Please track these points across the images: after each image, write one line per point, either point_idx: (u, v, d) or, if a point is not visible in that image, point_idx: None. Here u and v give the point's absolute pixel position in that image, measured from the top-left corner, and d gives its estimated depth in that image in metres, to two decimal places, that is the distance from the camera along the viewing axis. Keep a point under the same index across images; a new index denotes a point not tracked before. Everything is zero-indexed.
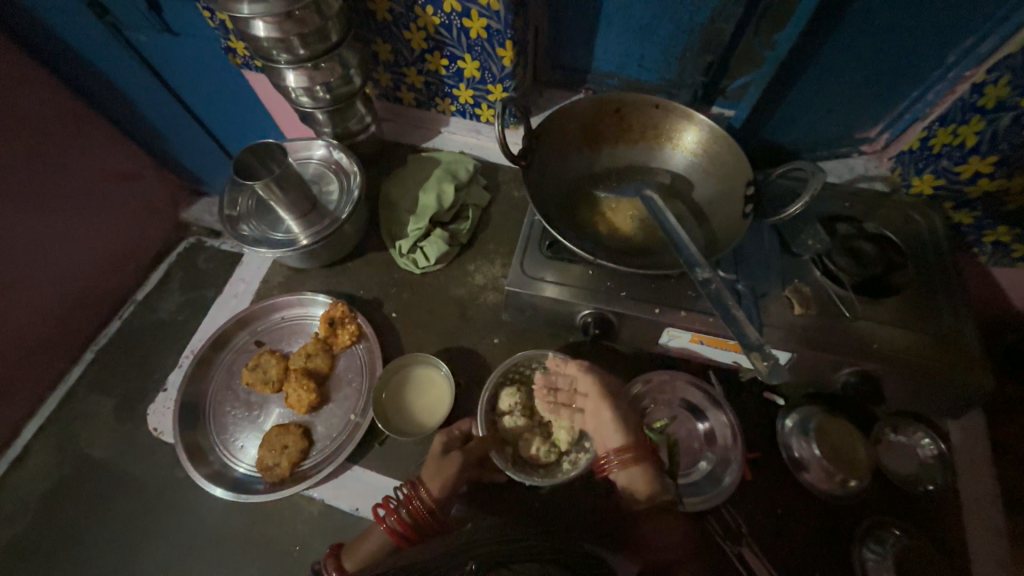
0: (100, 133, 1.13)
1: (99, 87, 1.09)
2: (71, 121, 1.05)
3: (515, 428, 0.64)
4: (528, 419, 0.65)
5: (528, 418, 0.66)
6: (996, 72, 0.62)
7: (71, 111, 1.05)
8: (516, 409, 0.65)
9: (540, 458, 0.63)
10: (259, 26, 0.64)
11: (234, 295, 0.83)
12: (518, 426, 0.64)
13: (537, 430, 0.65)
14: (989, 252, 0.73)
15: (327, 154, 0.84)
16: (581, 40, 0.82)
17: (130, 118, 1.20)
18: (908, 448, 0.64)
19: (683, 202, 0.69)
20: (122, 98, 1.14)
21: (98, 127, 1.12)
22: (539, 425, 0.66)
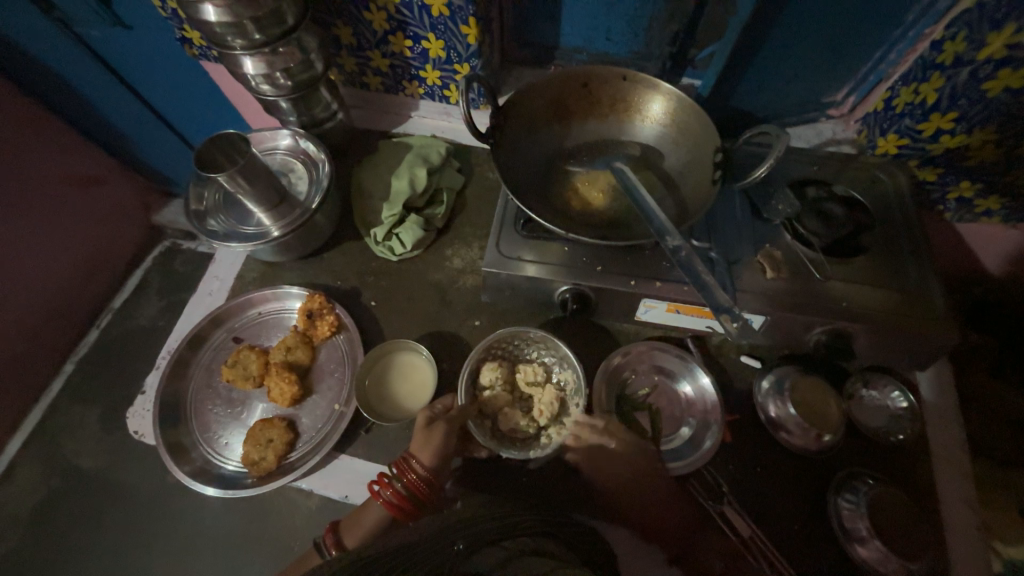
0: (60, 136, 1.08)
1: (51, 88, 1.04)
2: (26, 124, 1.00)
3: (495, 401, 0.65)
4: (508, 393, 0.66)
5: (508, 392, 0.66)
6: (953, 29, 0.63)
7: (25, 113, 1.00)
8: (497, 383, 0.66)
9: (520, 431, 0.64)
10: (208, 10, 0.62)
11: (208, 293, 0.81)
12: (498, 400, 0.65)
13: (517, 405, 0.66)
14: (952, 209, 0.75)
15: (294, 144, 0.82)
16: (547, 14, 0.81)
17: (87, 119, 1.15)
18: (878, 402, 0.66)
19: (655, 174, 0.69)
20: (77, 98, 1.09)
21: (56, 129, 1.08)
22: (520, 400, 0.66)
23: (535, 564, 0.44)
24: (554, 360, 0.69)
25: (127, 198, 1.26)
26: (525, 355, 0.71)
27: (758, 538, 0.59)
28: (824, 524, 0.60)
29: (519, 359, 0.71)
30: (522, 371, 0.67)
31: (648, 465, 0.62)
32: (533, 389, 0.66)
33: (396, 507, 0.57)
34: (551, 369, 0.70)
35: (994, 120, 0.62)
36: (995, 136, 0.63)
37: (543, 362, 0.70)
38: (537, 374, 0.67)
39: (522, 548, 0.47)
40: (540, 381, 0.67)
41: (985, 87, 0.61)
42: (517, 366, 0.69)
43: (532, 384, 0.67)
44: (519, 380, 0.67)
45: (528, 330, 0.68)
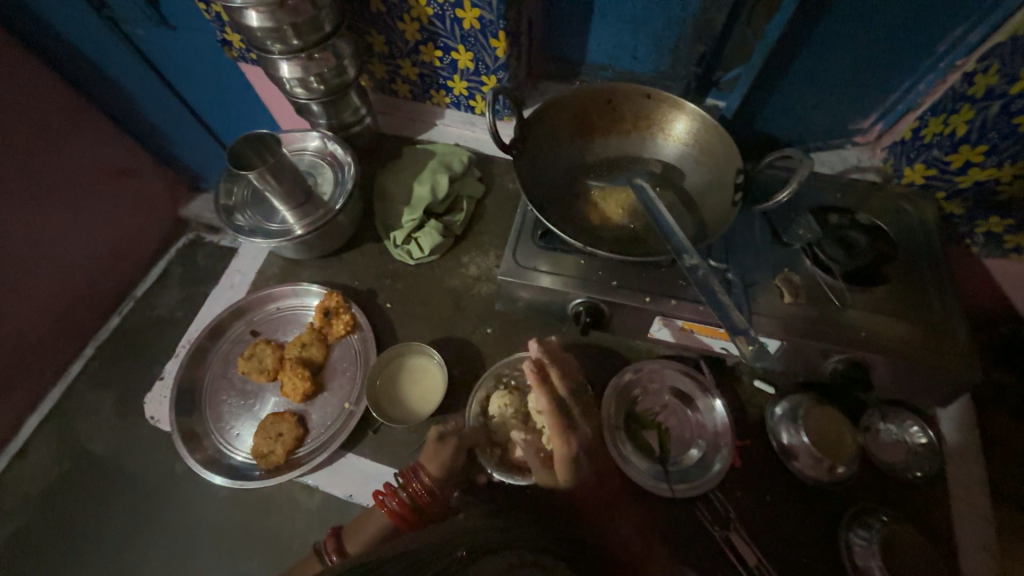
0: (100, 128, 1.14)
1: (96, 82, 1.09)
2: (69, 115, 1.05)
3: (504, 430, 0.66)
4: (518, 422, 0.66)
5: (518, 421, 0.66)
6: (986, 61, 0.63)
7: (68, 105, 1.05)
8: (506, 411, 0.66)
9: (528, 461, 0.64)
10: (252, 15, 0.64)
11: (230, 285, 0.84)
12: (507, 428, 0.65)
13: (529, 434, 0.65)
14: (981, 243, 0.74)
15: (322, 146, 0.85)
16: (575, 31, 0.82)
17: (127, 113, 1.20)
18: (896, 437, 0.64)
19: (674, 192, 0.69)
20: (120, 92, 1.14)
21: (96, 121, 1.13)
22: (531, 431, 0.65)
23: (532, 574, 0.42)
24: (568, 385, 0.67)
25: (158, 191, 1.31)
26: None
27: (765, 571, 0.58)
28: (835, 559, 0.59)
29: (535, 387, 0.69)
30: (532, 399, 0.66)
31: (654, 486, 0.61)
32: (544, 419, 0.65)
33: (397, 517, 0.58)
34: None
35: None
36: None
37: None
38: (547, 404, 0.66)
39: (518, 559, 0.45)
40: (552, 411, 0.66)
41: (1016, 121, 0.60)
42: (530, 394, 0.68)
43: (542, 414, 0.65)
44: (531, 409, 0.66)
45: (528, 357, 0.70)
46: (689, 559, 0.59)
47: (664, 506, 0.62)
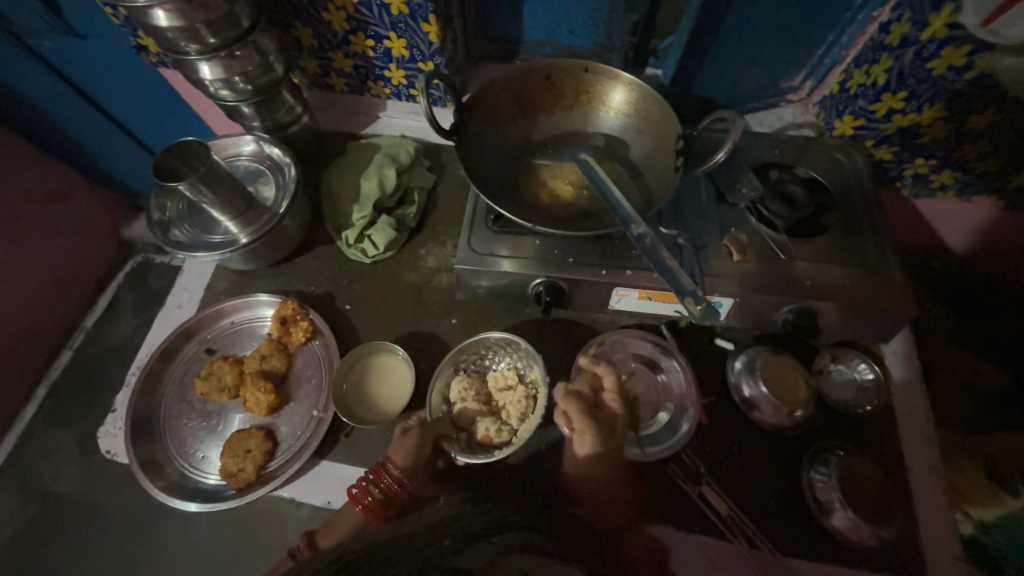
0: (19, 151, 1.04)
1: None
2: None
3: (467, 413, 0.65)
4: (480, 404, 0.66)
5: (481, 403, 0.66)
6: (899, 10, 0.65)
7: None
8: (467, 395, 0.66)
9: (493, 438, 0.63)
10: (159, 15, 0.60)
11: (178, 305, 0.80)
12: (469, 411, 0.65)
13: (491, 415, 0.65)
14: (910, 185, 0.78)
15: (258, 149, 0.81)
16: (508, 9, 0.80)
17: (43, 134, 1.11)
18: (846, 375, 0.68)
19: (620, 163, 0.69)
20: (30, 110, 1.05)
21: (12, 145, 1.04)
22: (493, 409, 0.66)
23: (520, 563, 0.46)
24: (520, 361, 0.69)
25: (92, 214, 1.23)
26: (495, 366, 0.71)
27: (737, 518, 0.61)
28: (800, 497, 0.62)
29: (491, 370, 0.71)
30: (491, 379, 0.68)
31: (628, 451, 0.63)
32: (505, 395, 0.67)
33: (372, 512, 0.57)
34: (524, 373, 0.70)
35: (941, 97, 0.65)
36: (943, 113, 0.66)
37: (512, 366, 0.70)
38: (507, 379, 0.68)
39: (506, 545, 0.49)
40: (511, 385, 0.68)
41: (931, 66, 0.63)
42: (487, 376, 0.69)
43: (503, 390, 0.67)
44: (491, 389, 0.68)
45: (487, 337, 0.69)
46: (668, 516, 0.62)
47: (638, 470, 0.64)
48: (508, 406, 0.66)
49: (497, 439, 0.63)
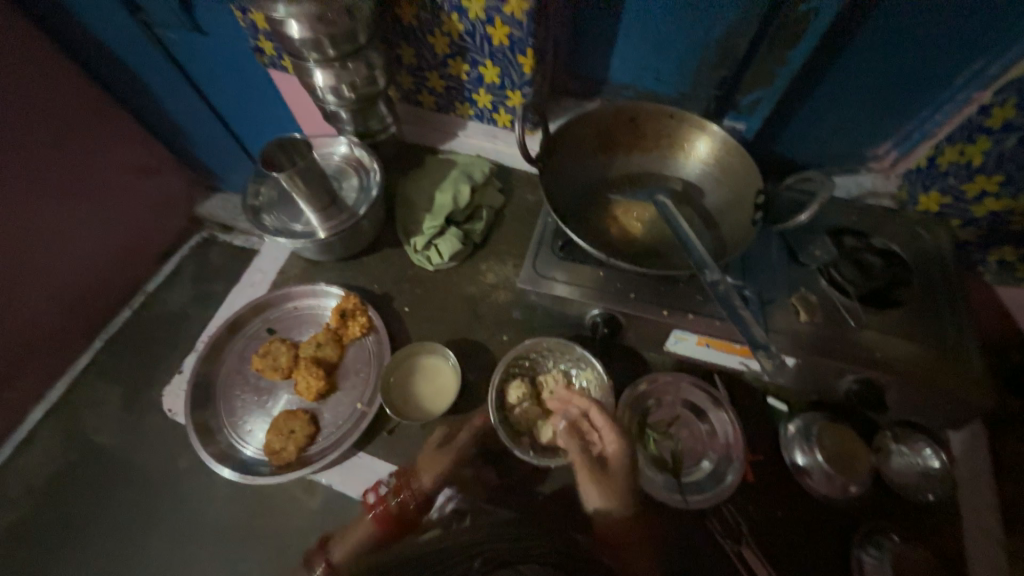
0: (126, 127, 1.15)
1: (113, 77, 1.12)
2: (95, 112, 1.07)
3: (526, 418, 0.67)
4: (537, 407, 0.68)
5: (536, 406, 0.68)
6: (1003, 94, 0.64)
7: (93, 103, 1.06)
8: (524, 399, 0.68)
9: (558, 440, 0.66)
10: (294, 28, 0.66)
11: (250, 285, 0.85)
12: (529, 415, 0.67)
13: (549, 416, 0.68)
14: (994, 270, 0.76)
15: (349, 152, 0.87)
16: (599, 51, 0.84)
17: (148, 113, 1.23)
18: (909, 462, 0.64)
19: (693, 211, 0.70)
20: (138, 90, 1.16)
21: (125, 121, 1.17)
22: (548, 410, 0.69)
23: None
24: (570, 365, 0.72)
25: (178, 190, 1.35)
26: (545, 367, 0.73)
27: None
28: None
29: (541, 372, 0.72)
30: (543, 382, 0.70)
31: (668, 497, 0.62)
32: (559, 397, 0.69)
33: (383, 523, 0.64)
34: (570, 374, 0.72)
35: None
36: None
37: (563, 370, 0.72)
38: (558, 382, 0.70)
39: None
40: (562, 389, 0.70)
41: None
42: (538, 380, 0.71)
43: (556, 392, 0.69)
44: (543, 392, 0.70)
45: (541, 341, 0.70)
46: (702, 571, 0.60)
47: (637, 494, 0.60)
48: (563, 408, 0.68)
49: (561, 441, 0.66)
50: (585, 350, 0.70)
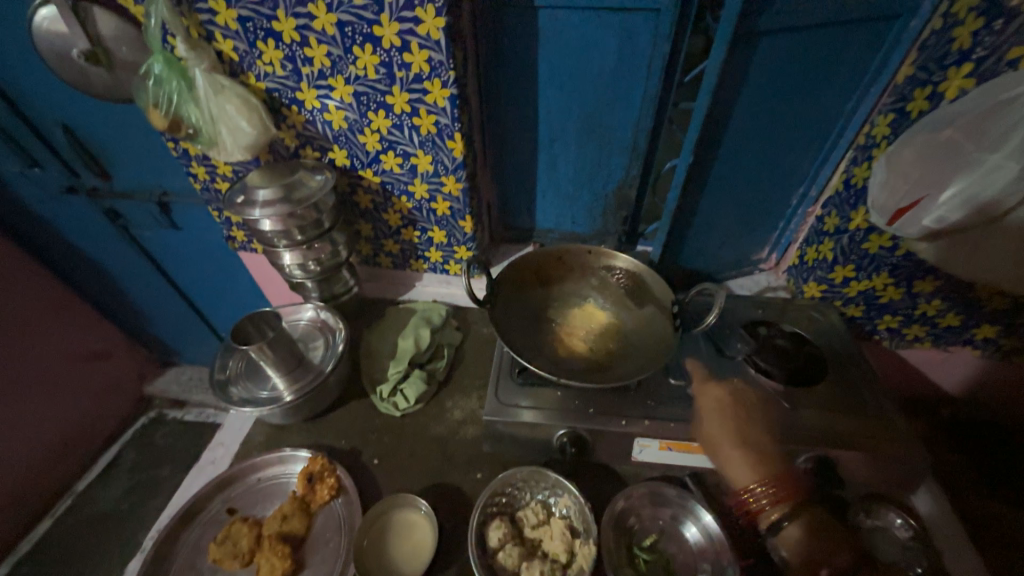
0: (68, 315, 1.35)
1: (86, 272, 1.37)
2: (52, 305, 1.30)
3: (511, 562, 0.63)
4: (521, 547, 0.65)
5: (520, 546, 0.66)
6: (827, 208, 0.85)
7: (76, 310, 1.38)
8: (505, 541, 0.65)
9: None
10: (265, 224, 0.79)
11: (211, 461, 0.82)
12: (514, 558, 0.63)
13: (534, 556, 0.65)
14: (888, 337, 0.88)
15: (315, 316, 0.94)
16: (526, 208, 1.03)
17: (106, 290, 1.42)
18: (884, 530, 0.66)
19: (627, 325, 0.81)
20: (107, 276, 1.39)
21: (69, 310, 1.34)
22: (532, 549, 0.66)
23: None
24: (548, 493, 0.71)
25: (121, 369, 1.53)
26: (522, 501, 0.71)
27: None
28: None
29: (519, 508, 0.71)
30: (523, 518, 0.68)
31: None
32: (541, 531, 0.67)
33: None
34: (550, 503, 0.71)
35: (885, 268, 0.78)
36: (891, 279, 0.79)
37: (541, 500, 0.71)
38: (538, 514, 0.69)
39: None
40: (544, 521, 0.69)
41: (865, 246, 0.79)
42: (517, 516, 0.69)
43: (538, 526, 0.68)
44: (525, 528, 0.68)
45: (514, 473, 0.71)
46: None
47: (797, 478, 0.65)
48: (547, 543, 0.66)
49: None
50: (559, 476, 0.71)
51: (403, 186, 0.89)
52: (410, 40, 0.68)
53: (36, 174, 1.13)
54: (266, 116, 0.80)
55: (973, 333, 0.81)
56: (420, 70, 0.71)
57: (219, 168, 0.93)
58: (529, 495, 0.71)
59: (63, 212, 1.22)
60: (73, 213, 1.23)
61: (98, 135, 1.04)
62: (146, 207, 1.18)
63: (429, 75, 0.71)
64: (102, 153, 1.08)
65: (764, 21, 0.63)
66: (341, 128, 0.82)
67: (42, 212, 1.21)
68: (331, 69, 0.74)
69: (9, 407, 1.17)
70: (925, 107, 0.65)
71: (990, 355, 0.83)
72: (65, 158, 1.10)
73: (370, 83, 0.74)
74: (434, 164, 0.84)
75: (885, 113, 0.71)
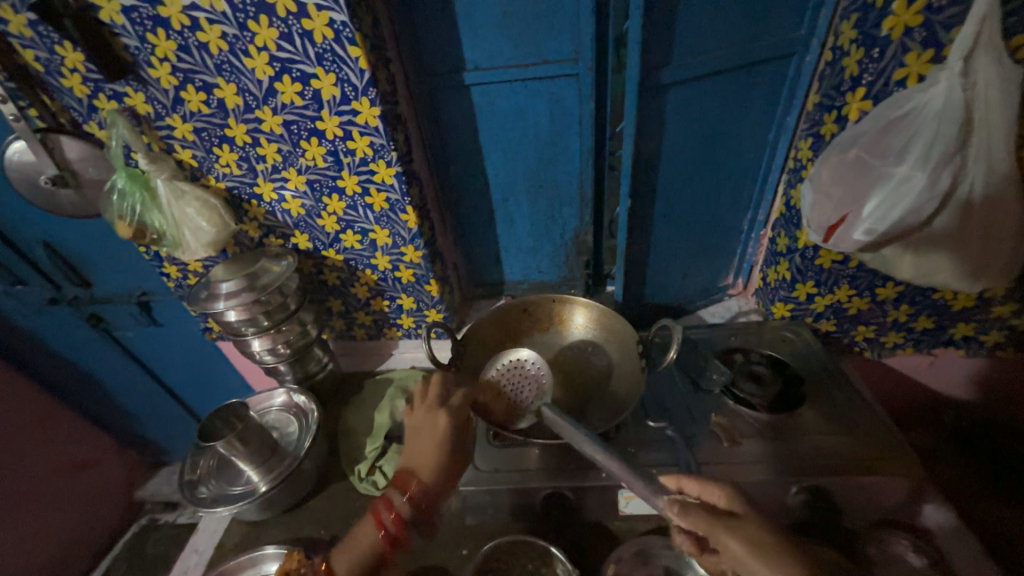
0: (54, 426, 1.31)
1: (71, 379, 1.36)
2: (37, 418, 1.27)
3: None
4: None
5: None
6: (778, 230, 0.87)
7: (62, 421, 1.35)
8: None
9: None
10: (230, 314, 0.80)
11: (182, 571, 0.77)
12: None
13: None
14: (868, 347, 0.87)
15: (288, 399, 0.93)
16: (492, 263, 1.05)
17: (92, 396, 1.41)
18: (900, 562, 0.60)
19: (597, 369, 0.82)
20: (92, 383, 1.38)
21: (58, 421, 1.33)
22: None
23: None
24: (536, 564, 0.67)
25: (111, 474, 1.49)
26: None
27: None
28: None
29: None
30: None
31: None
32: None
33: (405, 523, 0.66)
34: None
35: (843, 281, 0.79)
36: (853, 290, 0.79)
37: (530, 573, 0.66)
38: None
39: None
40: None
41: (818, 263, 0.79)
42: None
43: None
44: None
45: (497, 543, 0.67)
46: None
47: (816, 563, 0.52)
48: None
49: None
50: (546, 543, 0.68)
51: (366, 261, 0.91)
52: (352, 129, 0.73)
53: (20, 291, 1.15)
54: (226, 215, 0.83)
55: (951, 334, 0.80)
56: (365, 154, 0.75)
57: (190, 265, 0.96)
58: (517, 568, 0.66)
59: (46, 323, 1.23)
60: (57, 324, 1.24)
61: (77, 247, 1.07)
62: (126, 308, 1.19)
63: (374, 157, 0.76)
64: (81, 263, 1.11)
65: (667, 75, 0.69)
66: (300, 215, 0.85)
67: (27, 326, 1.22)
68: (283, 163, 0.78)
69: None
70: (836, 129, 0.69)
71: (977, 352, 0.82)
72: (47, 273, 1.13)
73: (320, 171, 0.78)
74: (392, 237, 0.87)
75: (805, 138, 0.75)
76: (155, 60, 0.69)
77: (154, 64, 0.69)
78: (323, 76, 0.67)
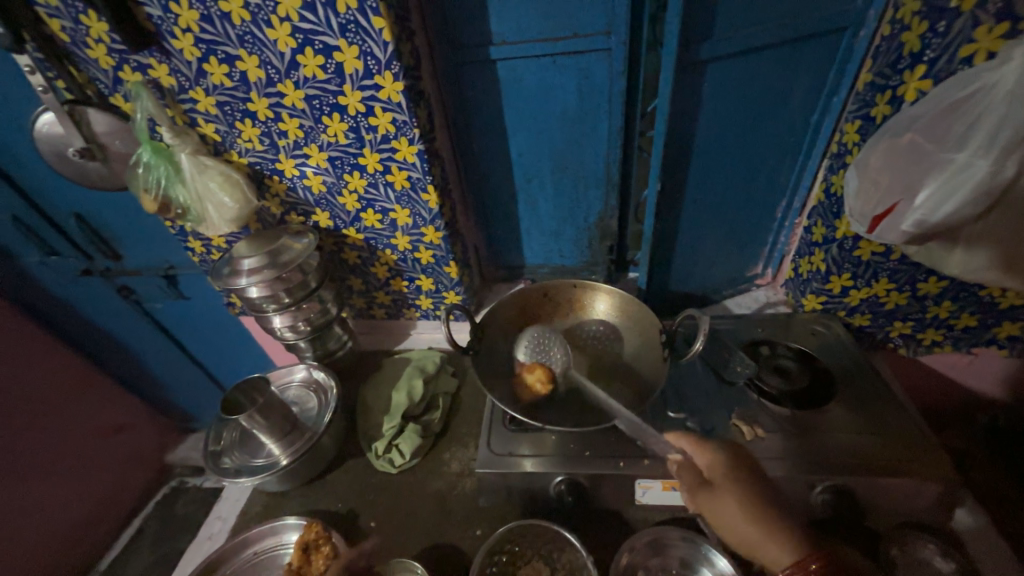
0: (90, 392, 1.37)
1: (104, 347, 1.41)
2: (74, 383, 1.32)
3: None
4: None
5: None
6: (813, 218, 0.82)
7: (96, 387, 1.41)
8: None
9: None
10: (252, 290, 0.81)
11: (208, 537, 0.80)
12: None
13: None
14: (903, 344, 0.83)
15: (307, 375, 0.94)
16: (512, 246, 1.03)
17: (124, 364, 1.47)
18: (922, 565, 0.60)
19: (616, 358, 0.80)
20: (123, 352, 1.43)
21: (92, 387, 1.38)
22: None
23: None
24: (548, 548, 0.67)
25: (142, 439, 1.56)
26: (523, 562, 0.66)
27: None
28: None
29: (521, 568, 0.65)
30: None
31: None
32: None
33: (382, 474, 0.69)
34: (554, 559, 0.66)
35: (882, 274, 0.75)
36: (892, 285, 0.75)
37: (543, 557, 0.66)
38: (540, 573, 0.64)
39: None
40: None
41: (857, 254, 0.75)
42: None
43: None
44: None
45: (511, 527, 0.67)
46: None
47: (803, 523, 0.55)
48: None
49: None
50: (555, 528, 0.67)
51: (386, 240, 0.91)
52: (374, 105, 0.71)
53: (54, 261, 1.19)
54: (248, 191, 0.83)
55: (995, 333, 0.76)
56: (387, 131, 0.74)
57: (214, 240, 0.97)
58: (529, 552, 0.67)
59: (80, 293, 1.27)
60: (89, 295, 1.29)
61: (107, 219, 1.10)
62: (155, 280, 1.22)
63: (396, 135, 0.74)
64: (111, 235, 1.14)
65: (706, 50, 0.65)
66: (321, 192, 0.85)
67: (62, 295, 1.27)
68: (305, 139, 0.77)
69: (31, 492, 1.18)
70: (888, 111, 0.64)
71: (1021, 353, 0.77)
72: (79, 244, 1.16)
73: (341, 148, 0.77)
74: (412, 217, 0.85)
75: (853, 120, 0.70)
76: (178, 30, 0.68)
77: (177, 34, 0.68)
78: (347, 49, 0.65)
